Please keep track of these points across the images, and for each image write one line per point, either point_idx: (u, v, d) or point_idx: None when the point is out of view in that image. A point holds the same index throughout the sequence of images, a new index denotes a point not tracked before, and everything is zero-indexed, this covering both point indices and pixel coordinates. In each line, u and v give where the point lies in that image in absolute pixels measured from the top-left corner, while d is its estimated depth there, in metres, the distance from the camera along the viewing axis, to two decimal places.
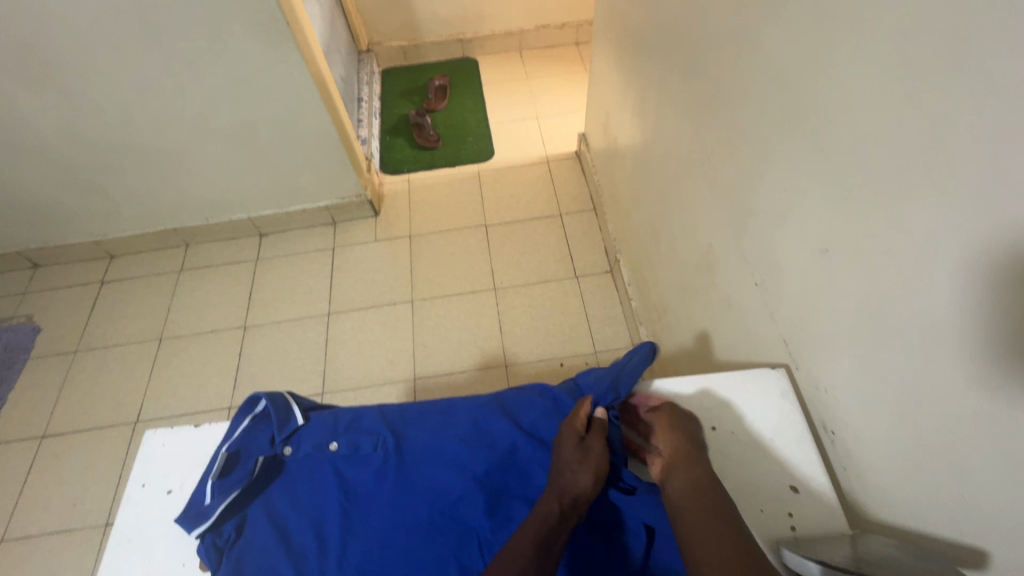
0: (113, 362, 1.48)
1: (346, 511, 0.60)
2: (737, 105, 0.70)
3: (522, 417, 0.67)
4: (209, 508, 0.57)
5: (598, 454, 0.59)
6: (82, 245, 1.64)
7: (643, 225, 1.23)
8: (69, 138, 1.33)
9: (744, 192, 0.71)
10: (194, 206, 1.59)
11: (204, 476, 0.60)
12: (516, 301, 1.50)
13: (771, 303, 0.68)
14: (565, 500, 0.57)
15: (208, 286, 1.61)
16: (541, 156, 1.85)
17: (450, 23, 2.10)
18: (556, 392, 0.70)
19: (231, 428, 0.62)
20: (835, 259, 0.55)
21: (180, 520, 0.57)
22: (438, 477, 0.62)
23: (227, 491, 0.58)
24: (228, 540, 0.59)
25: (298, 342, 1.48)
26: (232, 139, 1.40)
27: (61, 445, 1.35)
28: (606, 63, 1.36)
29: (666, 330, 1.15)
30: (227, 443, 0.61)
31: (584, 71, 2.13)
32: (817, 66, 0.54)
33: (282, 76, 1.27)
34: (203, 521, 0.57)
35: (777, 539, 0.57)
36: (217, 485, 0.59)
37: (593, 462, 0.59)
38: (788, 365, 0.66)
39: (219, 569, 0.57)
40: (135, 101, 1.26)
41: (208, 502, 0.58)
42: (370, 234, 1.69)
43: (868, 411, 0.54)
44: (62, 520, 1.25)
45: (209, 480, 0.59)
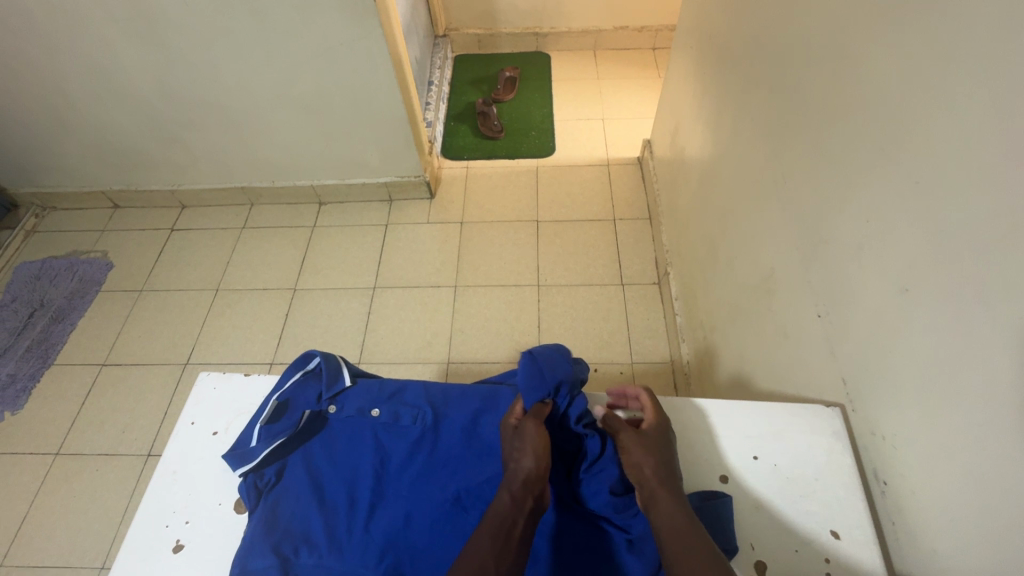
0: (172, 305, 1.57)
1: (380, 476, 0.62)
2: (824, 126, 0.67)
3: None
4: (254, 450, 0.60)
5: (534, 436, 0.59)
6: (159, 193, 1.75)
7: (700, 241, 1.19)
8: (160, 90, 1.41)
9: (820, 218, 0.68)
10: (263, 168, 1.66)
11: (253, 419, 0.64)
12: (558, 300, 1.49)
13: (834, 338, 0.64)
14: (514, 488, 0.55)
15: (266, 245, 1.69)
16: (602, 158, 1.82)
17: (528, 16, 2.10)
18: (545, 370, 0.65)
19: (283, 379, 0.66)
20: (914, 301, 0.51)
21: (226, 457, 0.60)
22: (467, 459, 0.62)
23: (274, 437, 0.61)
24: (267, 483, 0.61)
25: (342, 310, 1.52)
26: (307, 108, 1.46)
27: (118, 375, 1.45)
28: (683, 71, 1.33)
29: (710, 350, 1.11)
30: (278, 392, 0.65)
31: (657, 77, 2.08)
32: (921, 94, 0.50)
33: (362, 52, 1.31)
34: (247, 461, 0.60)
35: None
36: (264, 430, 0.62)
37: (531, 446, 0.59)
38: (843, 405, 0.63)
39: (257, 508, 0.59)
40: (224, 62, 1.33)
41: (254, 445, 0.61)
42: (423, 215, 1.72)
43: (930, 466, 0.50)
44: (111, 443, 1.34)
45: (258, 424, 0.62)
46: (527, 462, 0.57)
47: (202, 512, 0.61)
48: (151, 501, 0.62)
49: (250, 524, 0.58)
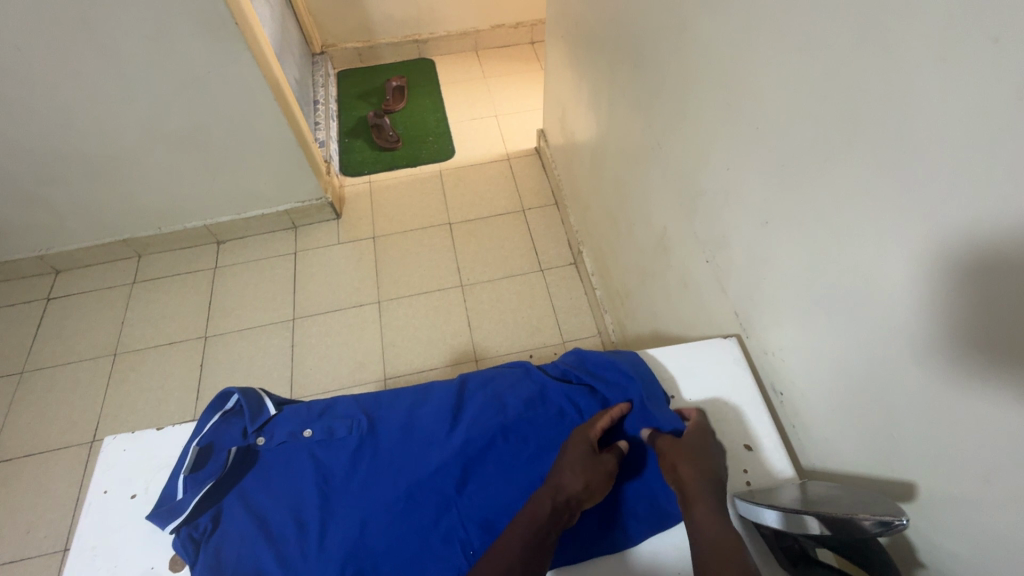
0: (64, 381, 1.42)
1: (327, 492, 0.61)
2: (681, 93, 0.74)
3: (509, 398, 0.68)
4: (182, 502, 0.57)
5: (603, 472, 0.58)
6: (24, 260, 1.56)
7: (602, 216, 1.27)
8: (4, 147, 1.27)
9: (693, 175, 0.75)
10: (145, 215, 1.54)
11: (175, 471, 0.60)
12: (483, 297, 1.52)
13: (722, 278, 0.72)
14: (558, 501, 0.56)
15: (164, 296, 1.56)
16: (501, 153, 1.87)
17: (404, 24, 2.10)
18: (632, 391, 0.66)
19: (200, 425, 0.63)
20: (776, 229, 0.59)
21: (152, 517, 0.56)
22: (413, 457, 0.63)
23: (201, 484, 0.58)
24: (204, 532, 0.58)
25: (262, 349, 1.45)
26: (184, 144, 1.37)
27: (11, 470, 1.28)
28: (559, 59, 1.40)
29: (628, 314, 1.19)
30: (198, 437, 0.62)
31: (540, 69, 2.16)
32: (749, 51, 0.58)
33: (235, 78, 1.25)
34: (177, 515, 0.57)
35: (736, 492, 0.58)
36: (190, 479, 0.59)
37: (588, 472, 0.58)
38: (739, 334, 0.70)
39: (198, 561, 0.56)
40: (77, 106, 1.22)
41: (182, 497, 0.58)
42: (332, 237, 1.67)
43: (811, 367, 0.58)
44: (16, 547, 1.19)
45: (180, 476, 0.59)
46: (579, 481, 0.57)
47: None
48: None
49: None
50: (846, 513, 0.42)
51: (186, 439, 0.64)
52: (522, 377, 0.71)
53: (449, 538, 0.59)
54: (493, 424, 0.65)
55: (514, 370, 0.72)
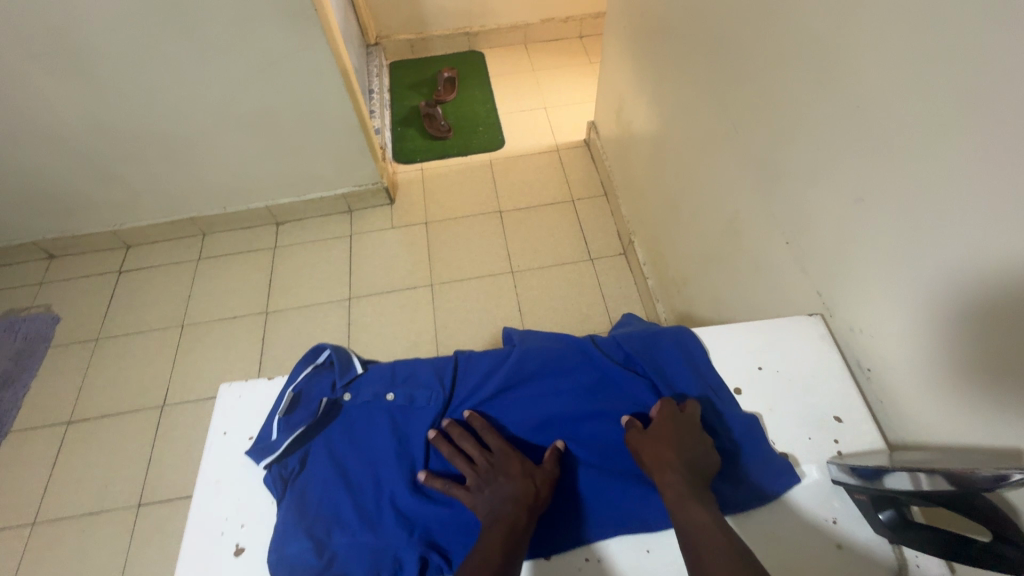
0: (136, 349, 1.50)
1: (402, 454, 0.64)
2: (765, 77, 0.75)
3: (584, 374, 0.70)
4: (276, 441, 0.62)
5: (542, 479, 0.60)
6: (99, 235, 1.65)
7: (660, 204, 1.28)
8: (93, 125, 1.35)
9: (774, 157, 0.76)
10: (213, 194, 1.61)
11: (271, 411, 0.65)
12: (533, 283, 1.55)
13: (803, 258, 0.73)
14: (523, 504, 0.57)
15: (228, 273, 1.63)
16: (551, 145, 1.89)
17: (457, 16, 2.14)
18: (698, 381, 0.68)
19: (294, 372, 0.67)
20: (870, 207, 0.59)
21: (249, 452, 0.62)
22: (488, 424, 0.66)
23: (293, 427, 0.63)
24: (292, 472, 0.62)
25: (321, 326, 1.50)
26: (254, 126, 1.43)
27: (88, 430, 1.36)
28: (619, 51, 1.42)
29: (685, 302, 1.20)
30: (292, 384, 0.66)
31: (589, 63, 2.18)
32: (848, 33, 0.59)
33: (307, 63, 1.31)
34: (271, 452, 0.61)
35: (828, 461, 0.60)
36: (283, 421, 0.63)
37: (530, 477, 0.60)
38: (822, 313, 0.70)
39: (285, 498, 0.60)
40: (161, 88, 1.29)
41: (276, 437, 0.62)
42: (386, 221, 1.72)
43: (905, 343, 0.58)
44: (95, 501, 1.26)
45: (276, 417, 0.64)
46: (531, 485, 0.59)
47: (257, 514, 0.60)
48: (200, 516, 0.60)
49: (281, 513, 0.59)
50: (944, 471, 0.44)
51: (279, 386, 0.69)
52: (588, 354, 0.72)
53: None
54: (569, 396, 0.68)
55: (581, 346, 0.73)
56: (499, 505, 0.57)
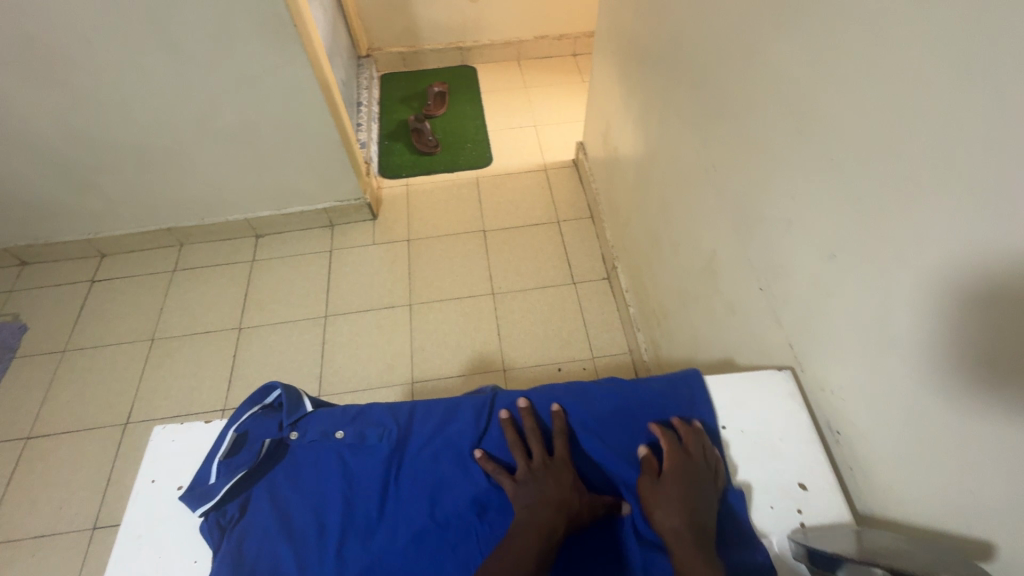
0: (103, 362, 1.45)
1: (352, 501, 0.61)
2: (745, 117, 0.73)
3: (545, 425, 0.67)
4: (214, 487, 0.58)
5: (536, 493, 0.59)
6: (74, 243, 1.61)
7: (643, 232, 1.25)
8: (66, 133, 1.32)
9: (752, 200, 0.73)
10: (191, 206, 1.58)
11: (210, 455, 0.61)
12: (514, 306, 1.51)
13: (776, 308, 0.70)
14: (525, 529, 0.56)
15: (203, 286, 1.60)
16: (539, 164, 1.87)
17: (450, 31, 2.12)
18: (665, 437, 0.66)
19: (238, 412, 0.63)
20: (843, 264, 0.57)
21: (184, 498, 0.57)
22: (444, 474, 0.63)
23: (234, 471, 0.59)
24: (231, 520, 0.58)
25: (294, 344, 1.47)
26: (235, 139, 1.40)
27: (48, 446, 1.32)
28: (607, 75, 1.40)
29: (665, 335, 1.17)
30: (235, 425, 0.62)
31: (581, 82, 2.16)
32: (823, 83, 0.56)
33: (289, 79, 1.28)
34: (208, 500, 0.57)
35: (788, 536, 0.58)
36: (224, 466, 0.60)
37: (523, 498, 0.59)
38: (793, 367, 0.67)
39: (220, 548, 0.56)
40: (138, 99, 1.26)
41: (214, 482, 0.59)
42: (368, 237, 1.69)
43: (876, 408, 0.55)
44: (48, 523, 1.21)
45: (215, 461, 0.60)
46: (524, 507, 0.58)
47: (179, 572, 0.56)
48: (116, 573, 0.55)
49: (214, 565, 0.55)
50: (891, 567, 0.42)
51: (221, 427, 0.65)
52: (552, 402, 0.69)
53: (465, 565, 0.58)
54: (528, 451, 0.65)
55: (547, 393, 0.70)
56: (537, 520, 0.56)
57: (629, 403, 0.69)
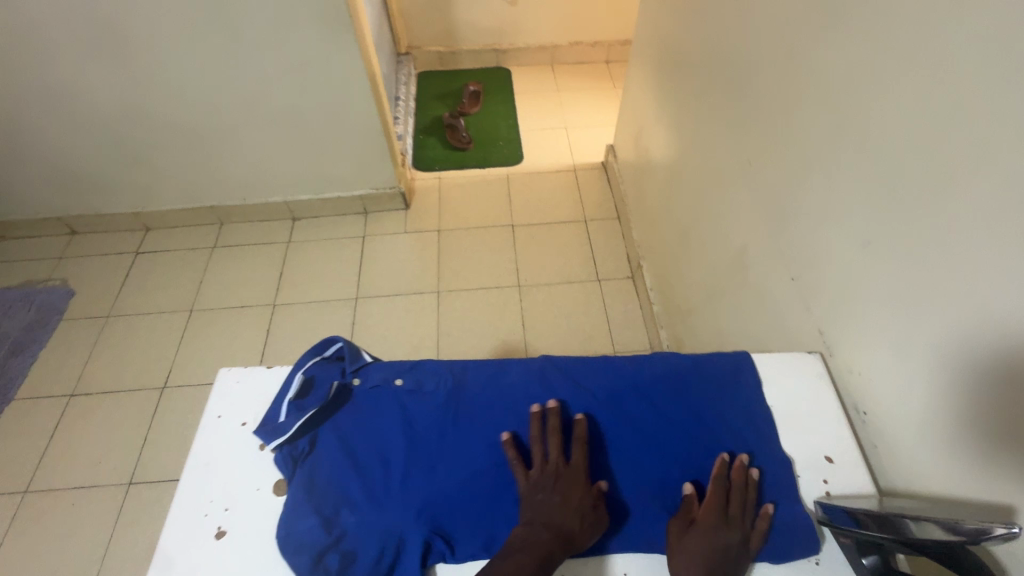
0: (144, 329, 1.52)
1: (413, 440, 0.62)
2: (783, 114, 0.76)
3: (593, 383, 0.68)
4: (284, 425, 0.61)
5: (540, 502, 0.56)
6: (122, 215, 1.69)
7: (671, 231, 1.28)
8: (125, 109, 1.39)
9: (787, 193, 0.76)
10: (234, 186, 1.65)
11: (279, 397, 0.64)
12: (539, 299, 1.55)
13: (808, 297, 0.73)
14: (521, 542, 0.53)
15: (241, 263, 1.66)
16: (569, 164, 1.91)
17: (488, 33, 2.19)
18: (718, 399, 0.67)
19: (301, 360, 0.66)
20: (875, 251, 0.60)
21: (258, 433, 0.60)
22: (499, 420, 0.64)
23: (303, 411, 0.62)
24: (301, 453, 0.61)
25: (325, 323, 1.52)
26: (281, 123, 1.47)
27: (89, 404, 1.39)
28: (642, 78, 1.44)
29: (689, 330, 1.20)
30: (302, 370, 0.65)
31: (613, 88, 2.21)
32: (861, 80, 0.60)
33: (336, 68, 1.35)
34: (280, 435, 0.60)
35: (815, 500, 0.59)
36: (293, 405, 0.63)
37: (529, 506, 0.56)
38: (822, 352, 0.70)
39: (293, 478, 0.59)
40: (194, 80, 1.33)
41: (284, 420, 0.61)
42: (400, 226, 1.74)
43: (902, 387, 0.58)
44: (86, 476, 1.27)
45: (285, 402, 0.63)
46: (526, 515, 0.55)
47: (243, 498, 0.59)
48: (185, 496, 0.58)
49: (290, 492, 0.58)
50: (897, 513, 0.48)
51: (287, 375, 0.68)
52: (604, 364, 0.70)
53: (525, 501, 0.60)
54: (581, 405, 0.66)
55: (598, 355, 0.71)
56: (540, 525, 0.54)
57: (678, 367, 0.70)
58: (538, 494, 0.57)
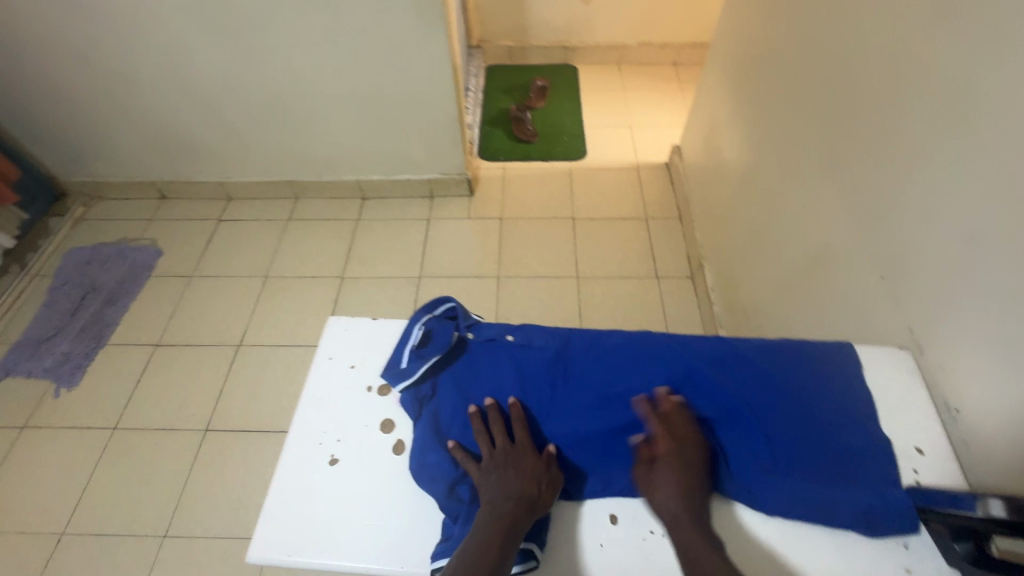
0: (223, 291, 1.63)
1: (525, 388, 0.67)
2: (880, 111, 0.76)
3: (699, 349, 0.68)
4: (409, 369, 0.67)
5: (496, 481, 0.59)
6: (208, 184, 1.81)
7: (741, 231, 1.28)
8: (224, 82, 1.50)
9: (880, 190, 0.76)
10: (313, 162, 1.74)
11: (401, 345, 0.70)
12: (597, 291, 1.57)
13: (898, 294, 0.73)
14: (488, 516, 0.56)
15: (313, 236, 1.75)
16: (632, 162, 1.93)
17: (559, 30, 2.23)
18: (830, 378, 0.66)
19: (417, 315, 0.71)
20: (978, 246, 0.59)
21: (385, 376, 0.67)
22: (607, 377, 0.66)
23: (425, 358, 0.67)
24: (426, 395, 0.68)
25: (390, 297, 1.59)
26: (363, 103, 1.54)
27: (172, 354, 1.49)
28: (718, 79, 1.45)
29: (754, 330, 1.20)
30: (421, 323, 0.71)
31: (679, 90, 2.21)
32: (974, 76, 0.60)
33: (421, 53, 1.41)
34: (406, 378, 0.67)
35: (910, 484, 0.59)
36: (414, 353, 0.68)
37: (489, 488, 0.59)
38: (912, 349, 0.70)
39: (421, 417, 0.66)
40: (289, 57, 1.42)
41: (408, 365, 0.68)
42: (464, 211, 1.79)
43: (999, 382, 0.57)
44: (167, 419, 1.38)
45: (407, 349, 0.69)
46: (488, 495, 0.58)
47: (351, 431, 0.67)
48: (302, 424, 0.67)
49: (418, 429, 0.65)
50: None
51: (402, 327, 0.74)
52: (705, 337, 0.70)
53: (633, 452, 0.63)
54: (693, 364, 0.65)
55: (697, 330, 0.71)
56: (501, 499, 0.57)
57: (788, 342, 0.70)
58: (494, 475, 0.60)
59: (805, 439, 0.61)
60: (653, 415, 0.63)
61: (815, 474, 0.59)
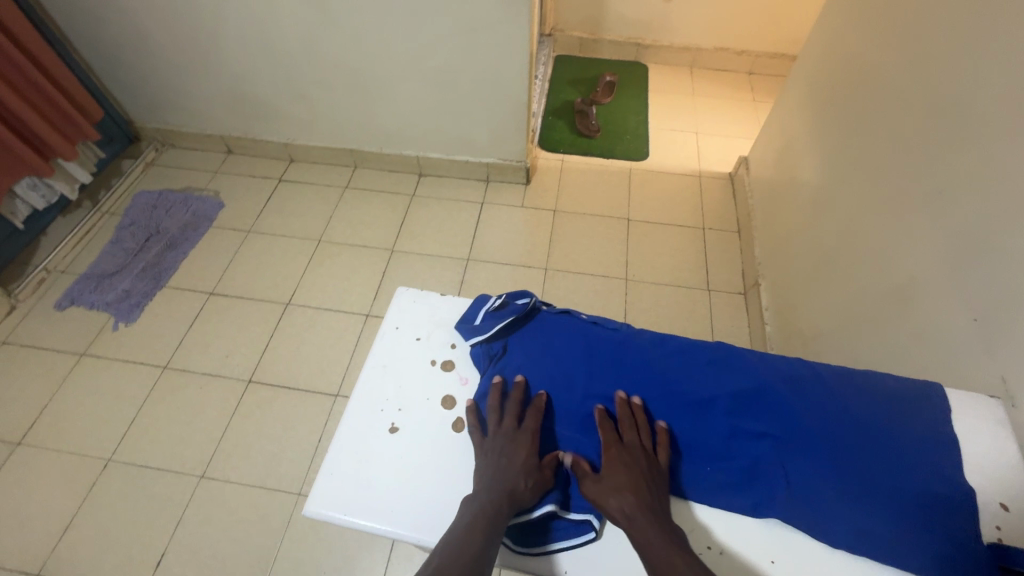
0: (277, 249, 1.67)
1: (591, 365, 0.71)
2: (996, 147, 0.71)
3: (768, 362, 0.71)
4: (482, 326, 0.75)
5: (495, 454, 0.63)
6: (273, 144, 1.86)
7: (807, 253, 1.24)
8: (303, 48, 1.52)
9: (985, 230, 0.72)
10: (376, 134, 1.76)
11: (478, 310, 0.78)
12: (645, 296, 1.54)
13: (992, 340, 0.69)
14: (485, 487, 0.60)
15: (368, 206, 1.77)
16: (694, 169, 1.88)
17: (634, 26, 2.17)
18: (918, 412, 0.64)
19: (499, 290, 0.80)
20: None
21: (458, 327, 0.76)
22: (674, 372, 0.70)
23: (499, 319, 0.75)
24: (496, 353, 0.73)
25: (437, 276, 1.60)
26: (435, 82, 1.55)
27: (224, 304, 1.54)
28: (802, 93, 1.39)
29: (809, 356, 1.16)
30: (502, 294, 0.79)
31: (750, 100, 2.14)
32: None
33: (501, 37, 1.39)
34: (479, 332, 0.74)
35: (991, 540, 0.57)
36: (489, 314, 0.76)
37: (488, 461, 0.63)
38: (1004, 399, 0.66)
39: (488, 370, 0.72)
40: (370, 29, 1.43)
41: (482, 323, 0.75)
42: (518, 199, 1.79)
43: None
44: (213, 366, 1.43)
45: (483, 310, 0.77)
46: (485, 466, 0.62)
47: (411, 402, 0.71)
48: (366, 388, 0.71)
49: (484, 380, 0.71)
50: None
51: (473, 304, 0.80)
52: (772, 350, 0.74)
53: (689, 452, 0.66)
54: (757, 377, 0.68)
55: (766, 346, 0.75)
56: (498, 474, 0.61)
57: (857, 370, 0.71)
58: (496, 447, 0.64)
59: (869, 474, 0.61)
60: (712, 421, 0.66)
61: (879, 507, 0.59)
